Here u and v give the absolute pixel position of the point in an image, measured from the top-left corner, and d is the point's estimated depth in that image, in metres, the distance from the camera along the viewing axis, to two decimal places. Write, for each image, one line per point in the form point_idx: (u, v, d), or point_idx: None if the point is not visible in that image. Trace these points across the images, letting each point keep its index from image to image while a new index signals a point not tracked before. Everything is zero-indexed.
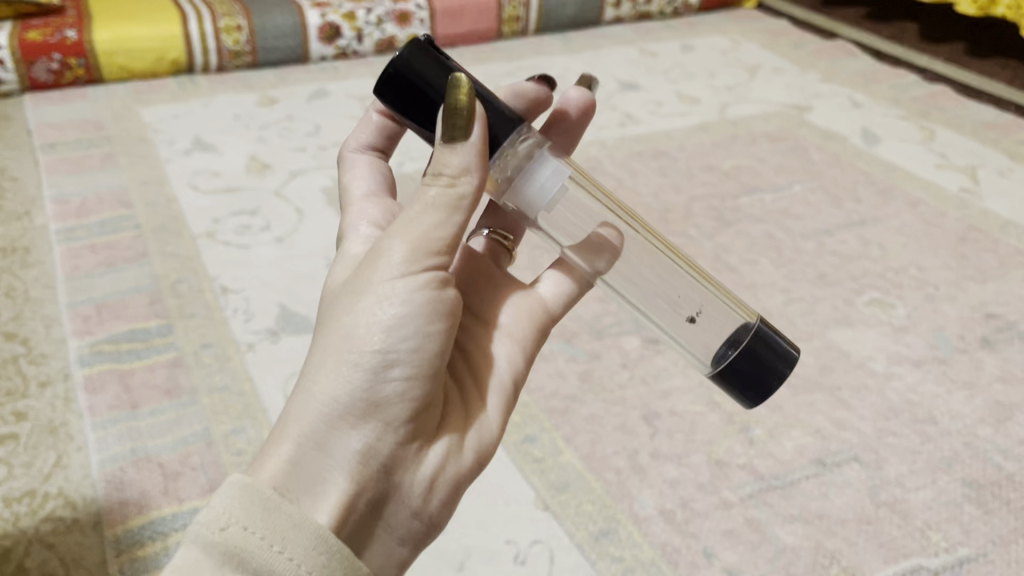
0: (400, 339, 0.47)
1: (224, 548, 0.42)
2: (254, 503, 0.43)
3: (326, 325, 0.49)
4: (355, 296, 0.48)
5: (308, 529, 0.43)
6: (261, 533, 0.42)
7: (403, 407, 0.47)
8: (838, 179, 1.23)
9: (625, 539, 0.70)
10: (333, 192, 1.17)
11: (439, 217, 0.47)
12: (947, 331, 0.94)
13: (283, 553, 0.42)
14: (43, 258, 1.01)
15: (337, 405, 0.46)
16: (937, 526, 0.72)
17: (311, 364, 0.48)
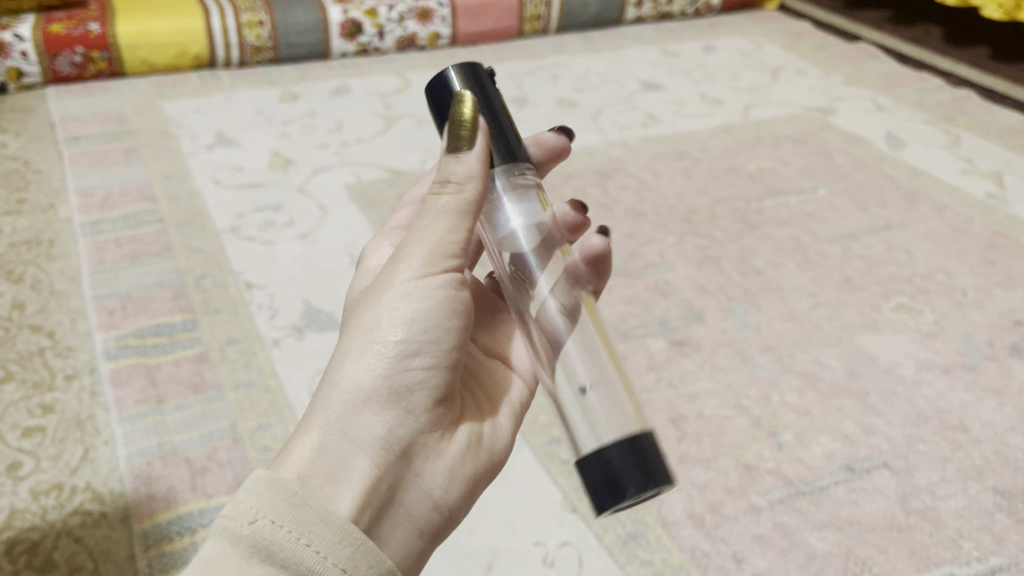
0: (420, 328, 0.48)
1: (252, 541, 0.41)
2: (281, 497, 0.42)
3: (349, 320, 0.50)
4: (378, 292, 0.49)
5: (332, 522, 0.43)
6: (289, 526, 0.41)
7: (421, 397, 0.49)
8: (863, 183, 1.22)
9: (654, 543, 0.69)
10: (356, 188, 1.17)
11: (451, 223, 0.47)
12: (976, 338, 0.93)
13: (310, 546, 0.41)
14: (68, 252, 1.01)
15: (361, 392, 0.47)
16: (969, 535, 0.72)
17: (336, 355, 0.49)
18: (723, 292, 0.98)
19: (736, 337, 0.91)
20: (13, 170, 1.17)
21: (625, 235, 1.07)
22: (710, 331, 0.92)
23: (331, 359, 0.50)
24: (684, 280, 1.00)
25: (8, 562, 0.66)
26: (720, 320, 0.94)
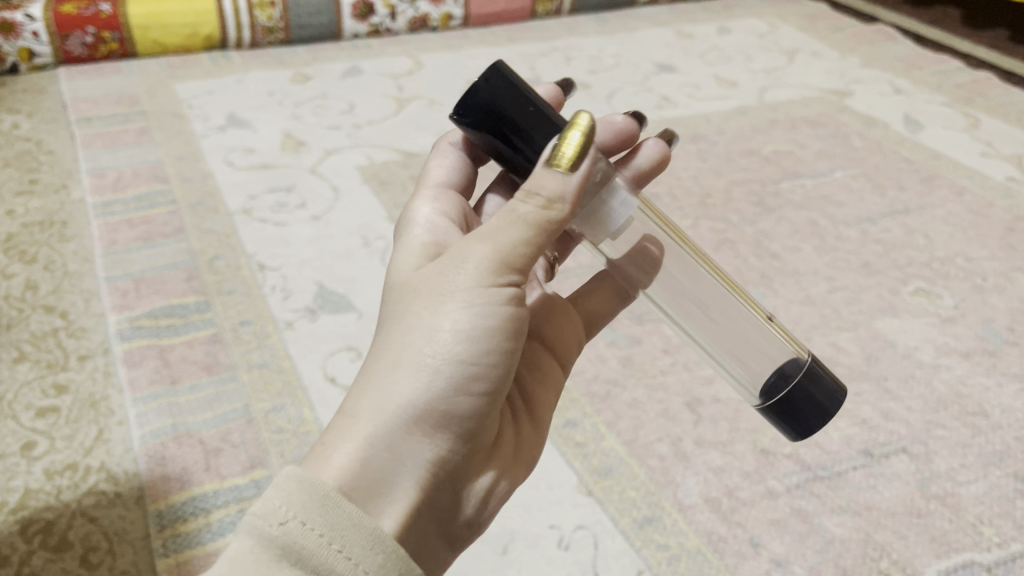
0: (478, 350, 0.47)
1: (281, 543, 0.40)
2: (314, 498, 0.41)
3: (397, 323, 0.48)
4: (439, 301, 0.47)
5: (365, 528, 0.42)
6: (320, 530, 0.41)
7: (468, 416, 0.47)
8: (881, 166, 1.21)
9: (670, 526, 0.69)
10: (369, 170, 1.16)
11: (527, 235, 0.46)
12: (996, 323, 0.92)
13: (343, 553, 0.40)
14: (81, 233, 1.01)
15: (415, 408, 0.45)
16: (989, 521, 0.71)
17: (377, 359, 0.47)
18: (739, 275, 0.97)
19: None
20: (26, 151, 1.17)
21: None
22: None
23: (368, 362, 0.47)
24: None
25: (22, 542, 0.67)
26: None
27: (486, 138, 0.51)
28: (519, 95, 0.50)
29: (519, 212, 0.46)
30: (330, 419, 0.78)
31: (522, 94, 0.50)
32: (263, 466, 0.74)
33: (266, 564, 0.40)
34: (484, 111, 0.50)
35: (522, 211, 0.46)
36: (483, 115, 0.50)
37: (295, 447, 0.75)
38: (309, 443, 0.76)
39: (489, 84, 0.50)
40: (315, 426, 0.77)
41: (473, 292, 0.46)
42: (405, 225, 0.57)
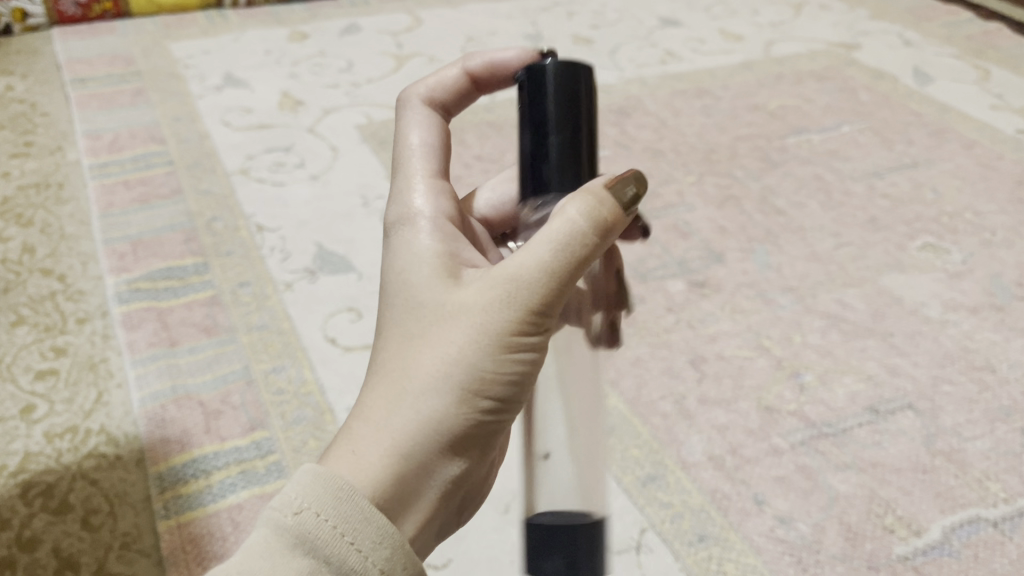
0: (515, 388, 0.42)
1: (297, 533, 0.36)
2: (327, 489, 0.37)
3: (427, 353, 0.41)
4: (482, 335, 0.41)
5: (378, 520, 0.38)
6: (333, 520, 0.37)
7: (485, 441, 0.43)
8: (889, 120, 1.19)
9: (673, 485, 0.69)
10: (368, 128, 1.14)
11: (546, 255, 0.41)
12: (1005, 278, 0.90)
13: (354, 544, 0.36)
14: (77, 195, 1.00)
15: (447, 439, 0.41)
16: (996, 476, 0.70)
17: (409, 373, 0.41)
18: (744, 232, 0.96)
19: (757, 278, 0.89)
20: (21, 113, 1.16)
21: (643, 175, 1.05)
22: (731, 272, 0.90)
23: (393, 373, 0.42)
24: (704, 221, 0.97)
25: (23, 505, 0.67)
26: (740, 261, 0.92)
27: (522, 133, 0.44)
28: (575, 110, 0.43)
29: (576, 247, 0.41)
30: (331, 379, 0.77)
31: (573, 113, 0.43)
32: (263, 427, 0.73)
33: (283, 560, 0.36)
34: (537, 105, 0.44)
35: (574, 238, 0.41)
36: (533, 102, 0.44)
37: (296, 409, 0.74)
38: (309, 404, 0.75)
39: (557, 79, 0.43)
40: (316, 387, 0.76)
41: (517, 332, 0.41)
42: (401, 223, 0.47)
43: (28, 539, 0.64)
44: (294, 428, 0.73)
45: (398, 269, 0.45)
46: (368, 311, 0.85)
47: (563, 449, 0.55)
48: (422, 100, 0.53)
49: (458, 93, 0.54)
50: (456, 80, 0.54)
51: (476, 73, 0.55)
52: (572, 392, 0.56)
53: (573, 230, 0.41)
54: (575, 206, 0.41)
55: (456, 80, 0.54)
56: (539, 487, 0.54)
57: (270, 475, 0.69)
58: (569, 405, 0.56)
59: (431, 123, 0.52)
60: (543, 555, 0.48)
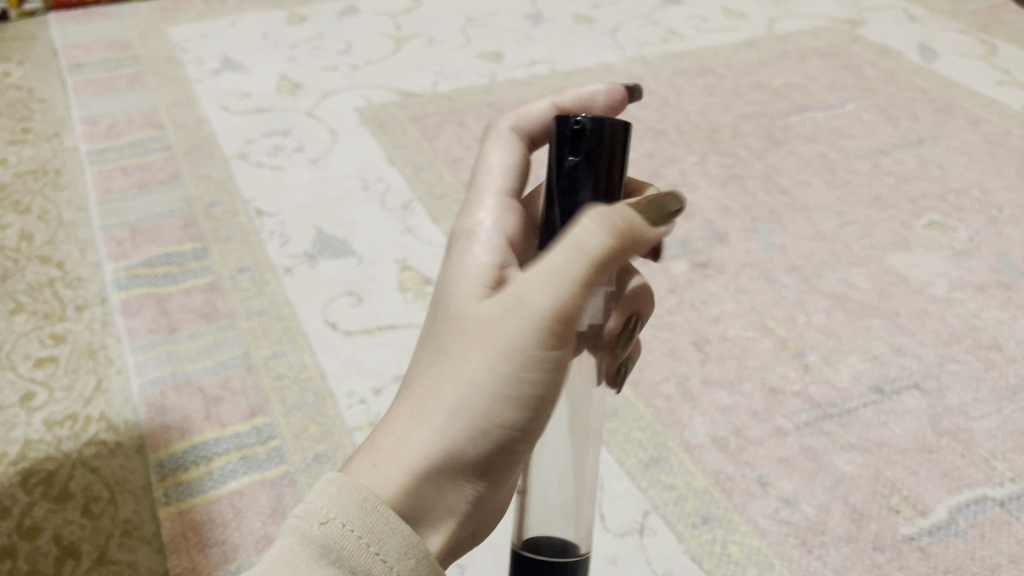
0: (530, 409, 0.42)
1: (323, 544, 0.36)
2: (354, 499, 0.37)
3: (446, 368, 0.42)
4: (496, 354, 0.41)
5: (400, 531, 0.37)
6: (359, 531, 0.36)
7: (500, 465, 0.43)
8: (894, 97, 1.17)
9: (676, 467, 0.68)
10: (367, 111, 1.13)
11: (567, 273, 0.39)
12: (1012, 255, 0.89)
13: (379, 555, 0.36)
14: (75, 181, 1.00)
15: (463, 460, 0.41)
16: (1003, 456, 0.70)
17: (430, 393, 0.41)
18: (748, 211, 0.95)
19: (760, 259, 0.88)
20: (17, 100, 1.16)
21: (645, 156, 1.04)
22: (735, 253, 0.89)
23: (418, 390, 0.42)
24: (706, 200, 0.97)
25: (24, 493, 0.67)
26: (744, 241, 0.91)
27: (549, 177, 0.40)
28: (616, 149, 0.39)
29: (589, 254, 0.39)
30: (331, 364, 0.76)
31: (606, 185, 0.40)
32: (263, 413, 0.72)
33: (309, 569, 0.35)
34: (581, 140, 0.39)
35: (585, 250, 0.39)
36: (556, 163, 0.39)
37: (296, 394, 0.74)
38: (310, 389, 0.74)
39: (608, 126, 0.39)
40: (316, 372, 0.76)
41: (530, 356, 0.41)
42: (463, 236, 0.48)
43: (28, 527, 0.64)
44: (294, 414, 0.72)
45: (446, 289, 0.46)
46: (369, 295, 0.84)
47: (563, 488, 0.46)
48: (508, 125, 0.52)
49: (547, 132, 0.52)
50: (545, 117, 0.52)
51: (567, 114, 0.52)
52: (580, 418, 0.47)
53: (583, 246, 0.39)
54: (588, 219, 0.39)
55: (545, 115, 0.52)
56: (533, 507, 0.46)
57: (271, 462, 0.68)
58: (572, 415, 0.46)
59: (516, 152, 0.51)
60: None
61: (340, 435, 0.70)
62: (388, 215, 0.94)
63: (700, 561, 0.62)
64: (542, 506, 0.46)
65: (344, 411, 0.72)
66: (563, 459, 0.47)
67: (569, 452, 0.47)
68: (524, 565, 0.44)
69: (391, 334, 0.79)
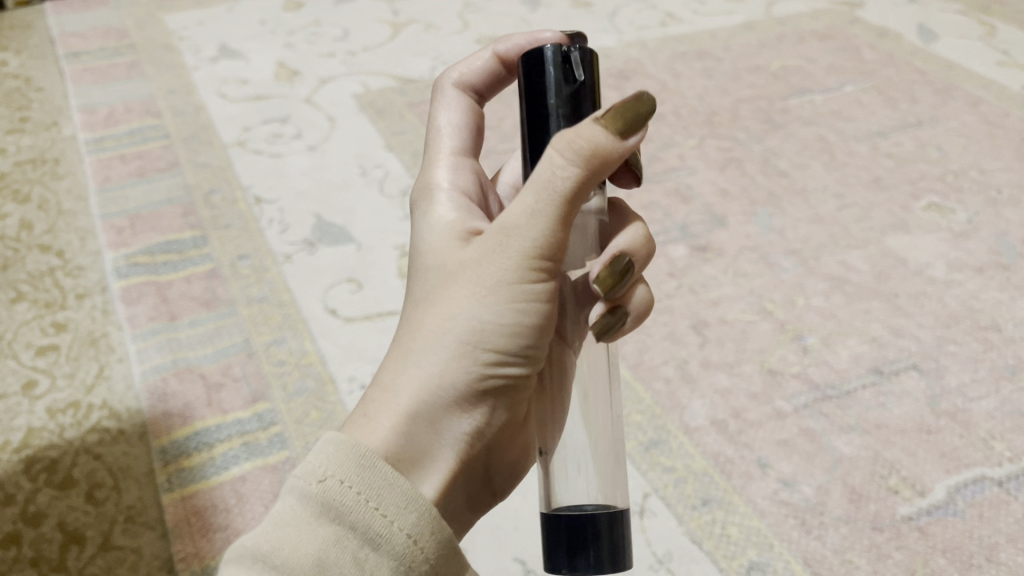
0: (519, 340, 0.43)
1: (322, 500, 0.37)
2: (351, 455, 0.38)
3: (427, 311, 0.43)
4: (482, 288, 0.42)
5: (400, 485, 0.38)
6: (358, 487, 0.37)
7: (495, 400, 0.44)
8: (893, 78, 1.17)
9: (676, 449, 0.69)
10: (364, 98, 1.13)
11: (537, 203, 0.40)
12: (1011, 237, 0.89)
13: (379, 510, 0.37)
14: (73, 170, 1.00)
15: (455, 393, 0.42)
16: (1001, 436, 0.70)
17: (414, 336, 0.43)
18: (747, 194, 0.95)
19: (759, 242, 0.89)
20: (15, 90, 1.16)
21: (644, 140, 1.04)
22: (734, 236, 0.89)
23: (403, 338, 0.43)
24: (705, 184, 0.97)
25: (27, 480, 0.67)
26: (743, 224, 0.91)
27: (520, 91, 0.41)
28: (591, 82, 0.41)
29: (559, 187, 0.40)
30: (331, 350, 0.77)
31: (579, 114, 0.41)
32: (265, 399, 0.73)
33: (310, 524, 0.37)
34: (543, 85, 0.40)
35: (555, 179, 0.40)
36: (537, 93, 0.41)
37: (297, 379, 0.74)
38: (311, 375, 0.74)
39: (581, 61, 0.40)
40: (317, 358, 0.76)
41: (515, 284, 0.42)
42: (423, 199, 0.50)
43: (32, 514, 0.65)
44: (295, 400, 0.72)
45: (419, 247, 0.47)
46: (368, 281, 0.84)
47: (587, 469, 0.45)
48: (453, 85, 0.53)
49: (495, 77, 0.53)
50: (489, 65, 0.53)
51: (508, 58, 0.53)
52: (591, 375, 0.47)
53: (556, 170, 0.40)
54: (554, 144, 0.40)
55: (488, 67, 0.53)
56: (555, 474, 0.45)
57: (272, 448, 0.69)
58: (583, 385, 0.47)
59: (460, 108, 0.53)
60: (552, 542, 0.43)
61: (340, 420, 0.70)
62: (387, 201, 0.94)
63: (699, 542, 0.63)
64: (575, 467, 0.45)
65: (345, 396, 0.73)
66: (581, 411, 0.46)
67: (586, 417, 0.46)
68: (554, 523, 0.42)
69: (390, 319, 0.79)
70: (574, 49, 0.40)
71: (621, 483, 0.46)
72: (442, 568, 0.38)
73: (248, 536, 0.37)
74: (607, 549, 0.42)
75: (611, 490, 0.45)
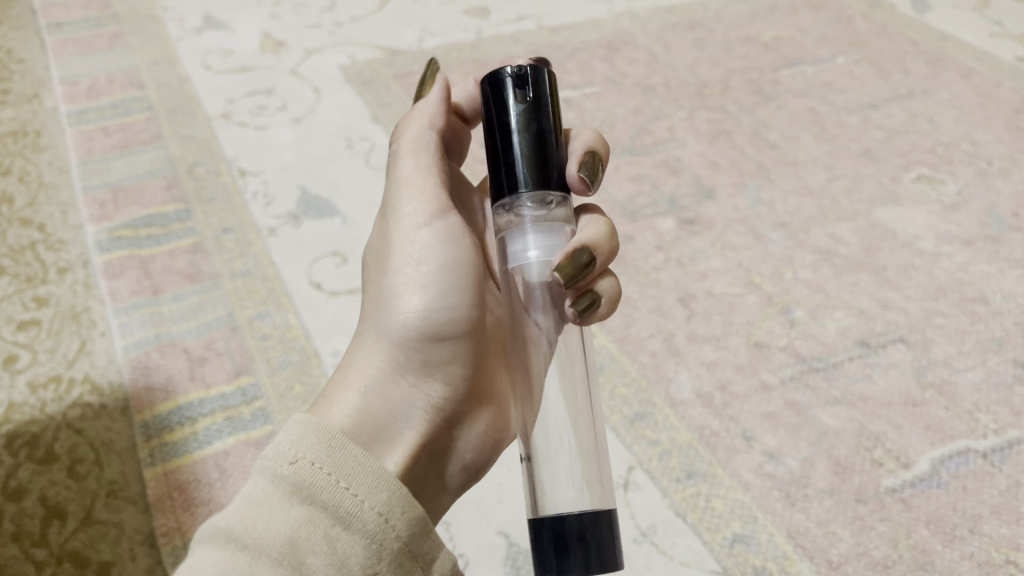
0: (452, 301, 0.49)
1: (294, 481, 0.38)
2: (320, 438, 0.39)
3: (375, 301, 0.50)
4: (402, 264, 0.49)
5: (372, 466, 0.39)
6: (329, 468, 0.38)
7: (444, 369, 0.49)
8: (885, 50, 1.15)
9: (662, 422, 0.68)
10: (351, 69, 1.11)
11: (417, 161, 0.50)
12: (1001, 208, 0.89)
13: (350, 490, 0.38)
14: (55, 143, 0.99)
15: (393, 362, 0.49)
16: (986, 408, 0.70)
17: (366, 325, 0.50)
18: (736, 166, 0.94)
19: (748, 214, 0.88)
20: None
21: (633, 112, 1.03)
22: (722, 209, 0.89)
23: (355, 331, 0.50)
24: (695, 156, 0.96)
25: (9, 455, 0.67)
26: (732, 196, 0.90)
27: (484, 125, 0.44)
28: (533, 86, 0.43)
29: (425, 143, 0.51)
30: (316, 324, 0.76)
31: (540, 126, 0.43)
32: (249, 373, 0.72)
33: (282, 504, 0.37)
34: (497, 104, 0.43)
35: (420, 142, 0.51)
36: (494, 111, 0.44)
37: (282, 353, 0.74)
38: (295, 349, 0.74)
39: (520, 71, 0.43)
40: (301, 332, 0.75)
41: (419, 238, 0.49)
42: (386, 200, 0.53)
43: (14, 490, 0.64)
44: (279, 374, 0.72)
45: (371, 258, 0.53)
46: (354, 255, 0.83)
47: (567, 445, 0.46)
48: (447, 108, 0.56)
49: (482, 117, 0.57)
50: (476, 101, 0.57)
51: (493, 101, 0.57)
52: (572, 373, 0.47)
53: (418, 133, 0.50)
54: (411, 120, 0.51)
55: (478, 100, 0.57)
56: (544, 478, 0.44)
57: (256, 422, 0.68)
58: (567, 384, 0.47)
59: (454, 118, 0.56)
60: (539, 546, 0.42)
61: None
62: (373, 173, 0.93)
63: (683, 515, 0.63)
64: (561, 469, 0.45)
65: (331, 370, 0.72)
66: (563, 412, 0.46)
67: (570, 418, 0.46)
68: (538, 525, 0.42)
69: None
70: (526, 68, 0.43)
71: (609, 485, 0.45)
72: (413, 545, 0.39)
73: (220, 518, 0.37)
74: (590, 546, 0.41)
75: (594, 476, 0.45)
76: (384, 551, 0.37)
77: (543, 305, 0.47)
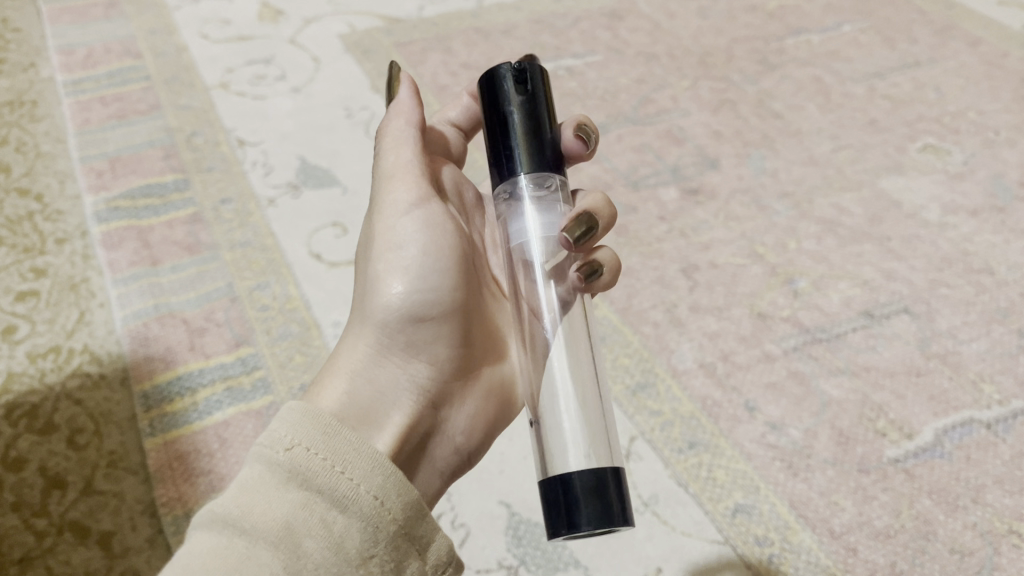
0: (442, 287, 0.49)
1: (289, 468, 0.37)
2: (314, 426, 0.38)
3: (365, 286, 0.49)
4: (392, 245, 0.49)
5: (366, 450, 0.38)
6: (323, 454, 0.38)
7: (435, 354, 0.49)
8: (892, 18, 1.14)
9: (664, 393, 0.68)
10: (350, 38, 1.10)
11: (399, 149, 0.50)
12: (1007, 178, 0.88)
13: (344, 473, 0.37)
14: (51, 113, 0.98)
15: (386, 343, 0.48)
16: (990, 378, 0.69)
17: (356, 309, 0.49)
18: (739, 136, 0.93)
19: (751, 185, 0.87)
20: None
21: (636, 82, 1.01)
22: (726, 179, 0.88)
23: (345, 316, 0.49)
24: (698, 126, 0.95)
25: (9, 425, 0.66)
26: (735, 166, 0.89)
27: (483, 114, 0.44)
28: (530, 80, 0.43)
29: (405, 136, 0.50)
30: (316, 295, 0.76)
31: (537, 114, 0.43)
32: (249, 343, 0.72)
33: (276, 490, 0.37)
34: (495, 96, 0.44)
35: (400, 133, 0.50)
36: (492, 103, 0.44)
37: (282, 324, 0.73)
38: (295, 320, 0.73)
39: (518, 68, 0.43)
40: (302, 303, 0.75)
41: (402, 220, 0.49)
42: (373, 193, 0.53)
43: (14, 460, 0.64)
44: (279, 344, 0.72)
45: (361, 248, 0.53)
46: (354, 225, 0.82)
47: (572, 408, 0.43)
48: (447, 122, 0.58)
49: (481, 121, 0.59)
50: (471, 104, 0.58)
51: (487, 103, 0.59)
52: (577, 337, 0.46)
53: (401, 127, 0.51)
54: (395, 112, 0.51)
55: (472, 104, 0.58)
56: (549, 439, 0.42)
57: (256, 392, 0.68)
58: (572, 350, 0.45)
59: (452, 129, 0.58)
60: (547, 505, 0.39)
61: None
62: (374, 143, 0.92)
63: (685, 485, 0.62)
64: (565, 429, 0.42)
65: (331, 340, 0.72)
66: (567, 377, 0.44)
67: (575, 385, 0.44)
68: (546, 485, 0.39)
69: None
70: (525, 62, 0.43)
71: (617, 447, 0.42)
72: (410, 527, 0.38)
73: (215, 503, 0.37)
74: (593, 504, 0.37)
75: (600, 435, 0.42)
76: (380, 534, 0.37)
77: (544, 280, 0.46)
